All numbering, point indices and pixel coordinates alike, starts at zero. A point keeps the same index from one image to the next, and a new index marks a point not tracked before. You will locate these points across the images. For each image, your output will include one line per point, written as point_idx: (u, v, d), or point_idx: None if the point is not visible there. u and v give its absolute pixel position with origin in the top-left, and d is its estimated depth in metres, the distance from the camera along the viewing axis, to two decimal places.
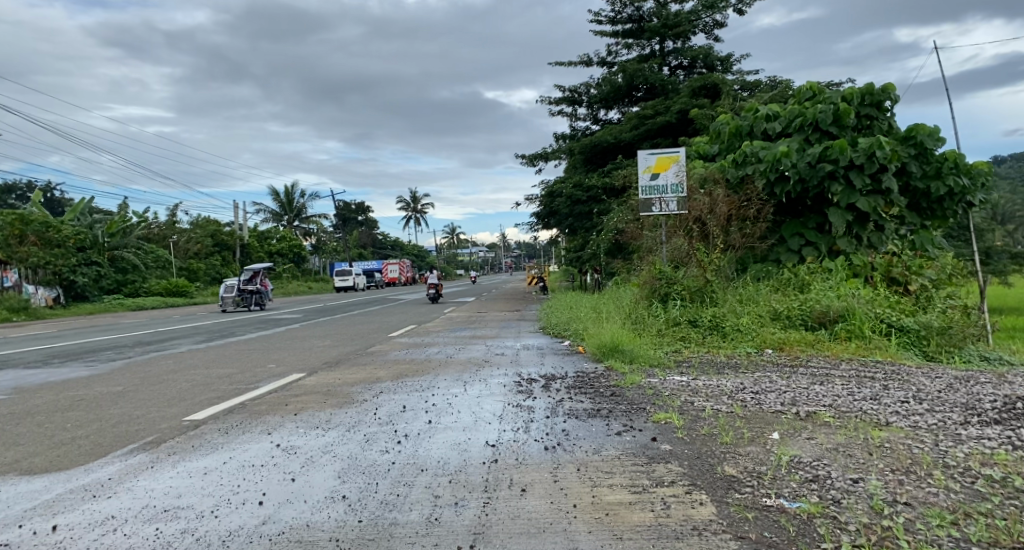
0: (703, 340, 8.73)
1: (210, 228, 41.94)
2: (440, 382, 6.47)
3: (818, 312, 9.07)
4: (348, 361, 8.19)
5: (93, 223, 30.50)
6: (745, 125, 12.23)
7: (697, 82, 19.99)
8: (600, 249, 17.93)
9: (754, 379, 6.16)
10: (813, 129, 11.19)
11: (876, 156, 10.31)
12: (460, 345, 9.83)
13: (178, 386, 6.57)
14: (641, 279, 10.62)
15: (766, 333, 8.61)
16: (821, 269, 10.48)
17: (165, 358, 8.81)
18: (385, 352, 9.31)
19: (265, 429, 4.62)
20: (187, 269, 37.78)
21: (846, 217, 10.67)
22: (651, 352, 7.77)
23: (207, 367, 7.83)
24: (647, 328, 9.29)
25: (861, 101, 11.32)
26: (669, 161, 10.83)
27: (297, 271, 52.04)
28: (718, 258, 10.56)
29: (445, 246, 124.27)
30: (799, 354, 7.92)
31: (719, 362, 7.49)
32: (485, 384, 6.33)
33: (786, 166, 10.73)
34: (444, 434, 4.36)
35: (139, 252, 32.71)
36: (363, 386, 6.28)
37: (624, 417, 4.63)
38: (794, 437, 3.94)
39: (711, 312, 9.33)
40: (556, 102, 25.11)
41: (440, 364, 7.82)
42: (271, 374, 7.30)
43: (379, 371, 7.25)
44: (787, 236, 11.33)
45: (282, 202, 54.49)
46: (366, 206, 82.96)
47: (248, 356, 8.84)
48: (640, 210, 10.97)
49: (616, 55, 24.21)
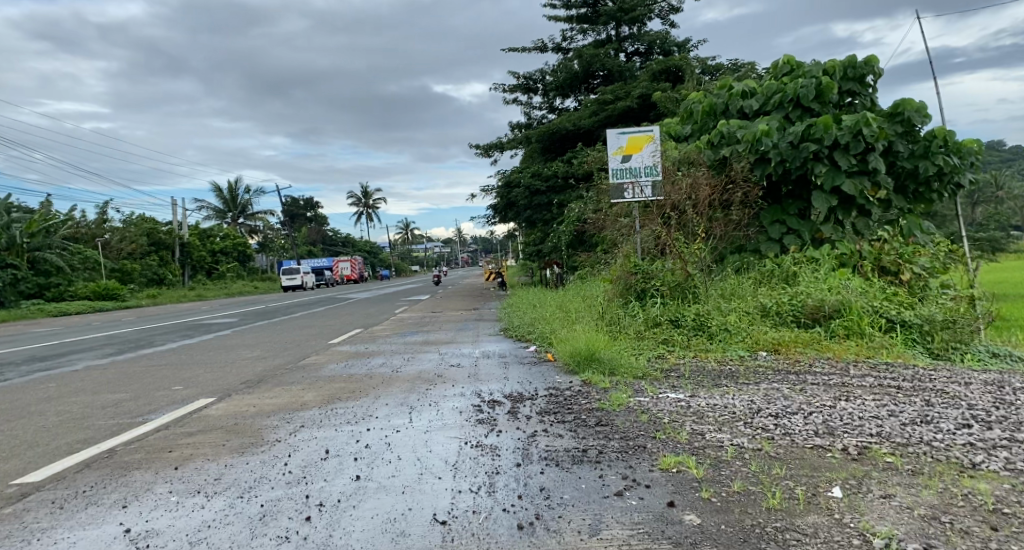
0: (688, 343, 7.70)
1: (146, 227, 39.32)
2: (380, 409, 5.17)
3: (811, 307, 8.16)
4: (274, 380, 6.81)
5: (8, 222, 27.86)
6: (719, 103, 11.29)
7: (658, 66, 19.15)
8: (560, 242, 16.89)
9: (766, 396, 5.10)
10: (793, 105, 10.42)
11: (863, 134, 9.53)
12: (409, 355, 8.47)
13: (41, 420, 5.07)
14: (613, 274, 9.54)
15: (759, 333, 7.67)
16: (805, 259, 9.65)
17: (45, 379, 7.16)
18: (321, 366, 7.89)
19: (122, 496, 3.26)
20: (120, 270, 35.22)
21: (830, 202, 9.92)
22: (632, 360, 6.71)
23: (95, 392, 6.28)
24: (624, 330, 8.21)
25: (844, 75, 10.57)
26: (642, 142, 9.67)
27: (244, 271, 49.60)
28: (699, 249, 9.37)
29: (401, 242, 121.51)
30: (799, 356, 7.02)
31: (713, 371, 6.45)
32: (435, 410, 5.08)
33: (768, 146, 9.92)
34: (375, 500, 3.10)
35: (64, 253, 30.13)
36: (282, 417, 4.94)
37: (620, 464, 3.50)
38: (863, 494, 2.87)
39: (694, 309, 8.31)
40: (511, 89, 23.94)
41: (382, 382, 6.47)
42: (171, 401, 5.82)
43: (307, 395, 5.90)
44: (767, 224, 10.44)
45: (226, 198, 51.86)
46: (316, 202, 79.90)
47: (155, 375, 7.32)
48: (611, 196, 9.78)
49: (572, 41, 23.14)
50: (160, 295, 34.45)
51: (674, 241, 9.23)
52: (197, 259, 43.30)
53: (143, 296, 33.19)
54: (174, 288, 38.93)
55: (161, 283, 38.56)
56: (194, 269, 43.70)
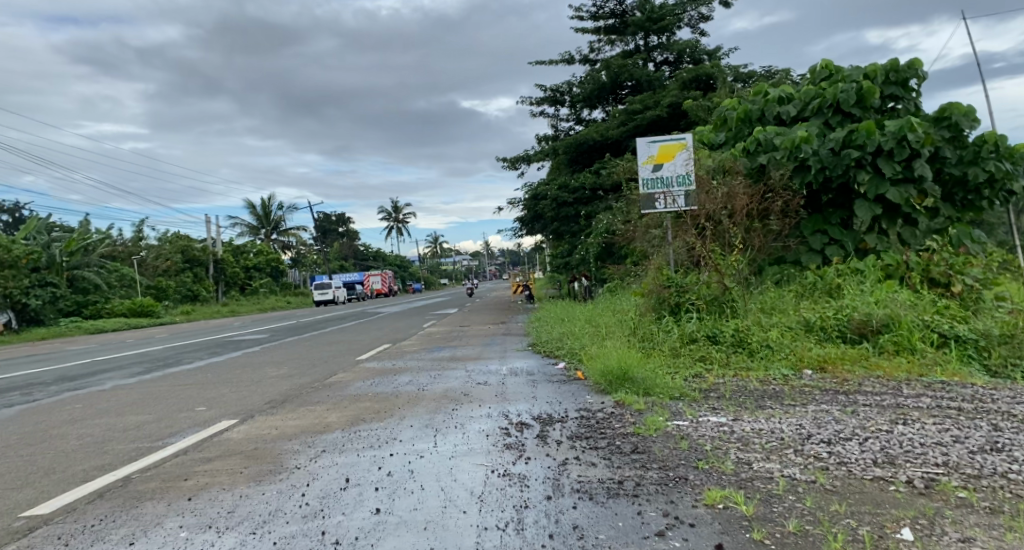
0: (728, 361, 7.37)
1: (181, 244, 40.11)
2: (405, 432, 4.97)
3: (857, 322, 7.77)
4: (298, 400, 6.66)
5: (50, 241, 28.65)
6: (754, 110, 10.96)
7: (688, 75, 18.85)
8: (589, 254, 16.61)
9: (815, 420, 4.76)
10: (833, 110, 10.09)
11: (908, 140, 9.21)
12: (436, 373, 8.26)
13: (61, 443, 4.98)
14: (646, 288, 9.23)
15: (803, 349, 7.33)
16: (849, 271, 9.24)
17: (72, 400, 7.12)
18: (348, 384, 7.73)
19: (130, 532, 3.09)
20: (156, 287, 35.91)
21: (874, 210, 9.52)
22: (668, 379, 6.41)
23: (119, 413, 6.19)
24: (659, 347, 7.90)
25: (886, 79, 10.22)
26: (673, 150, 9.30)
27: (276, 286, 50.25)
28: (736, 261, 9.03)
29: (430, 256, 122.19)
30: (847, 375, 6.66)
31: (755, 392, 6.12)
32: (462, 433, 4.86)
33: (807, 153, 9.60)
34: (397, 537, 2.88)
35: (101, 271, 31.01)
36: (303, 441, 4.77)
37: (660, 498, 3.23)
38: (937, 537, 2.56)
39: (733, 324, 7.96)
40: (538, 102, 23.81)
41: (407, 402, 6.27)
42: (193, 423, 5.69)
43: (331, 416, 5.73)
44: (808, 234, 10.03)
45: (259, 214, 52.70)
46: (347, 217, 80.91)
47: (181, 395, 7.24)
48: (642, 207, 9.45)
49: (599, 52, 22.97)
50: (195, 311, 35.04)
51: (709, 253, 8.89)
52: (231, 275, 44.00)
53: (178, 313, 33.74)
54: (209, 304, 39.55)
55: (196, 299, 39.23)
56: (227, 285, 44.41)
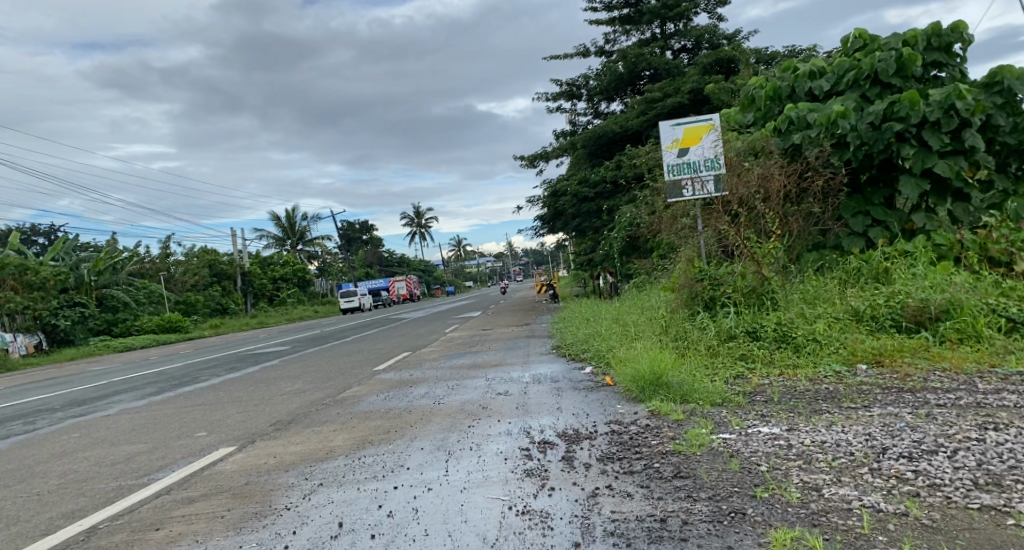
0: (771, 358, 6.71)
1: (206, 259, 40.37)
2: (413, 457, 4.42)
3: (913, 309, 7.03)
4: (305, 421, 6.16)
5: (77, 262, 28.99)
6: (784, 86, 10.22)
7: (708, 59, 18.09)
8: (613, 249, 15.96)
9: (886, 428, 4.06)
10: (871, 81, 9.34)
11: (956, 108, 8.47)
12: (454, 383, 7.71)
13: (39, 483, 4.51)
14: (675, 282, 8.53)
15: (856, 343, 6.62)
16: (897, 253, 8.50)
17: (70, 429, 6.70)
18: (360, 400, 7.22)
19: None
20: (183, 302, 36.09)
21: (922, 186, 8.74)
22: (706, 382, 5.78)
23: (113, 444, 5.74)
24: (694, 346, 7.25)
25: (927, 45, 9.46)
26: (700, 132, 8.59)
27: (302, 296, 50.38)
28: (774, 249, 8.33)
29: (455, 260, 122.24)
30: (909, 370, 5.95)
31: (808, 393, 5.45)
32: (478, 456, 4.29)
33: (845, 128, 8.87)
34: None
35: (128, 289, 31.47)
36: (299, 473, 4.24)
37: (715, 543, 2.63)
38: None
39: (775, 317, 7.29)
40: (554, 97, 23.19)
41: (420, 419, 5.73)
42: (187, 453, 5.21)
43: (335, 440, 5.20)
44: (849, 216, 9.26)
45: (282, 226, 52.88)
46: (370, 225, 81.22)
47: (184, 419, 6.78)
48: (668, 196, 8.79)
49: (615, 43, 22.27)
50: (222, 325, 35.16)
51: (744, 241, 8.17)
52: (257, 287, 44.22)
53: (205, 327, 33.83)
54: (235, 317, 39.70)
55: (223, 313, 39.44)
56: (254, 297, 44.62)
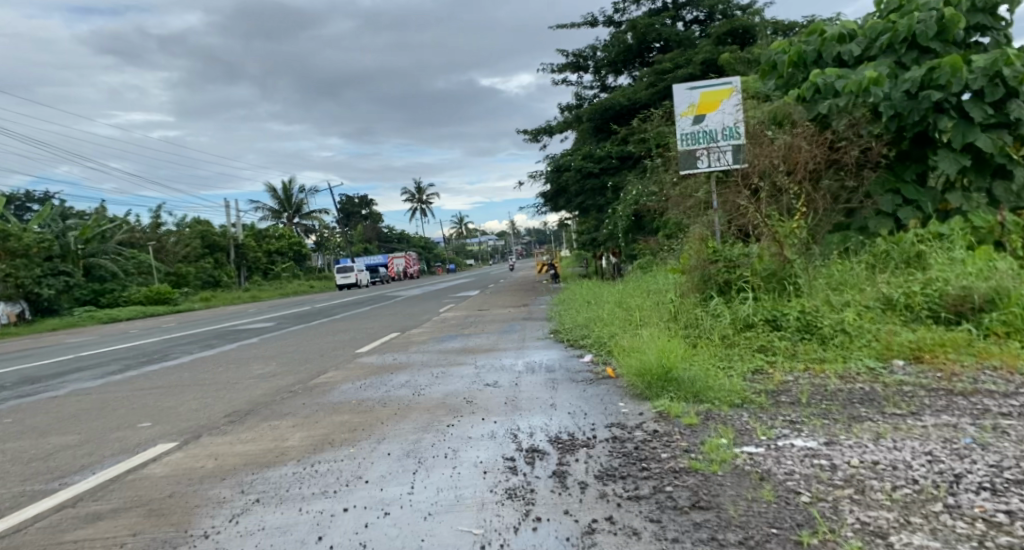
0: (794, 351, 5.96)
1: (201, 230, 39.59)
2: (376, 466, 3.68)
3: (954, 298, 6.26)
4: (266, 412, 5.42)
5: (65, 230, 28.27)
6: (809, 51, 9.32)
7: (722, 29, 17.08)
8: (618, 228, 15.13)
9: (950, 445, 3.31)
10: (906, 46, 8.50)
11: (1002, 76, 7.68)
12: (439, 370, 6.97)
13: None
14: (685, 264, 7.73)
15: (890, 335, 5.87)
16: (931, 236, 7.71)
17: (7, 415, 5.97)
18: (334, 387, 6.49)
19: None
20: (176, 274, 35.43)
21: (960, 162, 7.91)
22: (721, 378, 5.04)
23: (42, 434, 5.01)
24: (706, 336, 6.51)
25: (971, 6, 8.57)
26: (719, 97, 7.88)
27: (300, 270, 49.63)
28: (798, 228, 7.51)
29: (456, 238, 121.35)
30: (954, 367, 5.20)
31: (842, 394, 4.70)
32: (452, 468, 3.55)
33: (878, 98, 8.05)
34: None
35: (119, 258, 30.80)
36: (235, 485, 3.50)
37: None
38: None
39: (798, 305, 6.54)
40: (559, 70, 22.20)
41: (393, 415, 4.99)
42: (119, 449, 4.48)
43: (292, 438, 4.47)
44: (878, 194, 8.44)
45: (281, 199, 51.99)
46: (371, 200, 80.40)
47: (135, 405, 6.04)
48: (681, 167, 8.01)
49: (624, 13, 21.17)
50: (215, 298, 34.43)
51: (765, 218, 7.35)
52: (253, 260, 43.53)
53: (197, 300, 33.12)
54: (229, 290, 39.00)
55: (218, 286, 38.84)
56: (250, 270, 43.93)
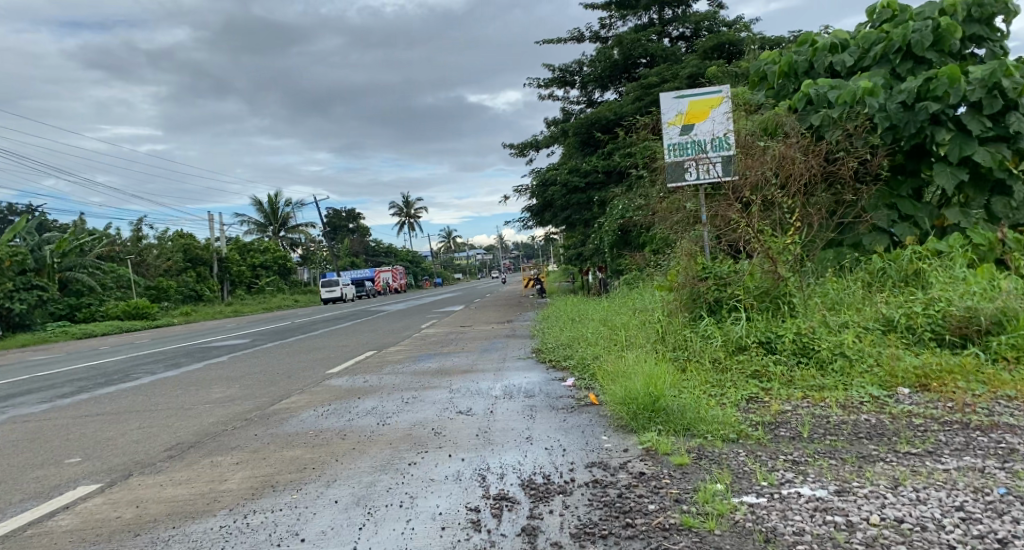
0: (790, 378, 5.52)
1: (182, 243, 38.84)
2: (318, 519, 3.16)
3: (958, 320, 5.85)
4: (210, 446, 4.87)
5: (40, 242, 27.40)
6: (800, 61, 8.97)
7: (709, 43, 16.85)
8: (603, 243, 14.70)
9: (983, 497, 2.85)
10: (902, 56, 8.18)
11: (1002, 87, 7.36)
12: (410, 395, 6.45)
13: None
14: (673, 280, 7.29)
15: (892, 360, 5.44)
16: (929, 253, 7.33)
17: None
18: (293, 415, 5.94)
19: None
20: (156, 288, 34.60)
21: (959, 176, 7.57)
22: (712, 408, 4.57)
23: None
24: (696, 360, 6.05)
25: (967, 17, 8.28)
26: (708, 105, 7.46)
27: (284, 284, 48.82)
28: (792, 244, 7.09)
29: (443, 251, 120.66)
30: (962, 395, 4.78)
31: (846, 426, 4.26)
32: (404, 524, 3.03)
33: (873, 108, 7.71)
34: None
35: (95, 272, 29.93)
36: (145, 545, 2.96)
37: None
38: None
39: (793, 326, 6.10)
40: (546, 85, 21.95)
41: (350, 450, 4.46)
42: (32, 493, 3.91)
43: (230, 480, 3.93)
44: (874, 208, 8.06)
45: (266, 212, 51.30)
46: (358, 214, 79.88)
47: (69, 436, 5.44)
48: (669, 180, 7.63)
49: (611, 28, 20.92)
50: (195, 312, 33.62)
51: (756, 233, 6.93)
52: (236, 274, 42.72)
53: (176, 314, 32.31)
54: (210, 304, 38.17)
55: (199, 300, 38.02)
56: (233, 283, 43.09)
